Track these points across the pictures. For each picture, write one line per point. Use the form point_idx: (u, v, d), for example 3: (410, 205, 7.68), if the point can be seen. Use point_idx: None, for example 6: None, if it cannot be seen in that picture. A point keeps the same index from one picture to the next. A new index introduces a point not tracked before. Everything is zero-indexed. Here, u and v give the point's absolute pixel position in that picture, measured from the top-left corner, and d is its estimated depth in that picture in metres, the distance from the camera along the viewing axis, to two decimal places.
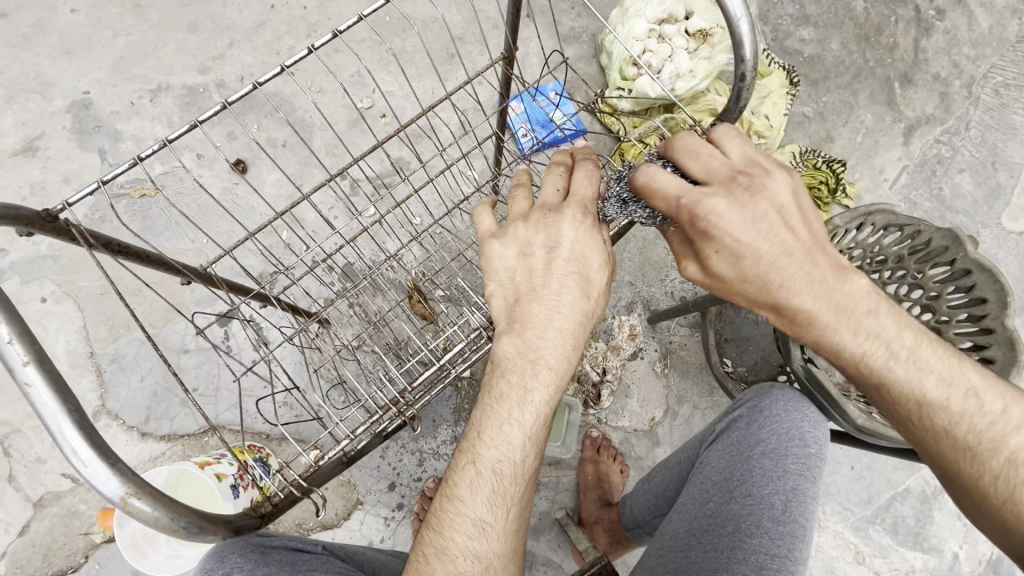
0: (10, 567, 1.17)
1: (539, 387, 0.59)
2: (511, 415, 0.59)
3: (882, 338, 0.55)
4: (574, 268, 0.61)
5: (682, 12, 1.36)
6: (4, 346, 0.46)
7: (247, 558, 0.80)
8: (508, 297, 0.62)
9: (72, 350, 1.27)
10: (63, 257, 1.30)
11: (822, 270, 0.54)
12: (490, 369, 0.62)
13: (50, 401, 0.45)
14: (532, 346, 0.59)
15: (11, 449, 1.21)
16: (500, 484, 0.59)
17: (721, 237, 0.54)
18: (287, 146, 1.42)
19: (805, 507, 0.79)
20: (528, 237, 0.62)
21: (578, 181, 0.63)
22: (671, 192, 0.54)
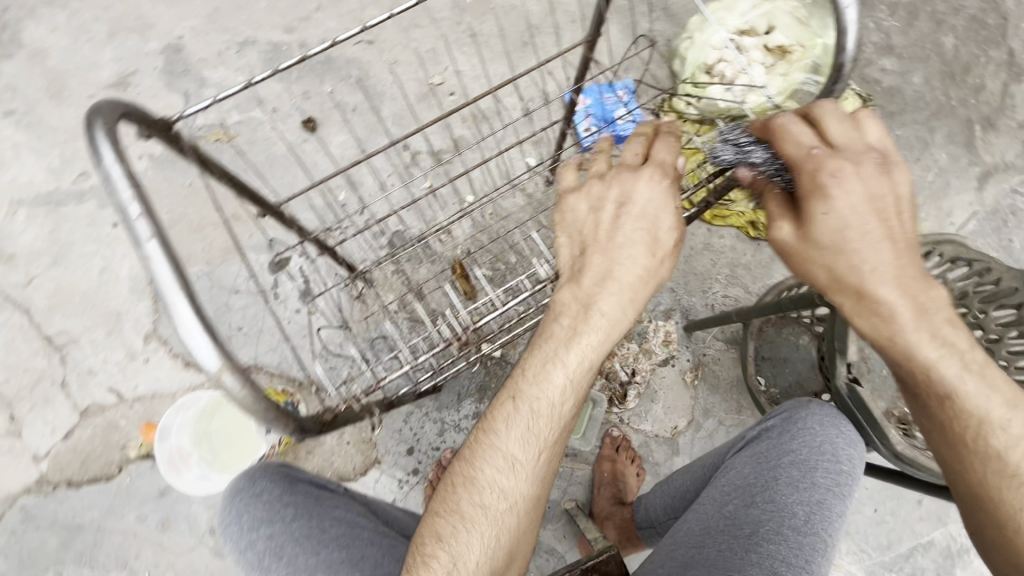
0: (52, 466, 1.25)
1: (595, 336, 0.61)
2: (564, 361, 0.61)
3: (953, 348, 0.59)
4: (644, 225, 0.62)
5: (764, 27, 1.34)
6: (135, 218, 0.52)
7: (275, 484, 0.87)
8: (582, 247, 0.64)
9: (134, 275, 1.34)
10: (139, 186, 1.38)
11: (913, 267, 0.59)
12: (550, 310, 0.64)
13: (166, 271, 0.51)
14: (589, 293, 0.61)
15: (68, 358, 1.30)
16: (538, 424, 0.60)
17: (840, 197, 0.59)
18: (357, 111, 1.46)
19: (827, 521, 0.79)
20: (602, 193, 0.65)
21: (659, 148, 0.66)
22: (800, 147, 0.62)
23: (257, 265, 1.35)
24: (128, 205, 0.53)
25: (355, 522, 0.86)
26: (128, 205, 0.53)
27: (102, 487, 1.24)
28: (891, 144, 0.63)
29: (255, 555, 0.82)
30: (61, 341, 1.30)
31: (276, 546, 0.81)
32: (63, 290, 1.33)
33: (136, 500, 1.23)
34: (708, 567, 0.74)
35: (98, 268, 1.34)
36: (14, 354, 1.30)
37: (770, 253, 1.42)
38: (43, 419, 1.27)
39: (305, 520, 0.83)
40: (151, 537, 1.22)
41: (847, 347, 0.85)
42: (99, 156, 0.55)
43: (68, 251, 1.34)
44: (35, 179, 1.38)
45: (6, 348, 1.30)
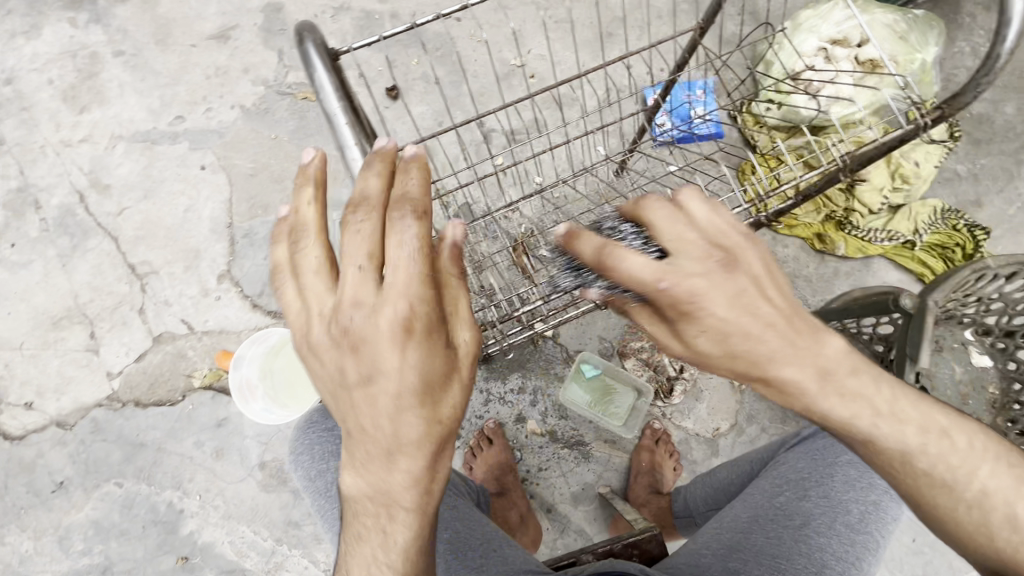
0: (123, 385, 1.33)
1: (404, 472, 0.51)
2: (388, 498, 0.52)
3: (865, 399, 0.52)
4: (358, 363, 0.49)
5: (858, 38, 1.31)
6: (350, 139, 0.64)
7: (347, 424, 0.93)
8: (358, 401, 0.50)
9: (215, 217, 1.41)
10: (228, 134, 1.45)
11: (801, 337, 0.51)
12: (347, 452, 0.53)
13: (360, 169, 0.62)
14: (370, 430, 0.50)
15: (148, 287, 1.38)
16: (392, 556, 0.54)
17: (704, 321, 0.51)
18: (439, 84, 1.51)
19: (881, 521, 0.82)
20: (321, 299, 0.51)
21: (394, 248, 0.49)
22: (643, 277, 0.50)
23: (329, 221, 1.40)
24: (335, 114, 0.65)
25: None
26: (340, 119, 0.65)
27: (166, 410, 1.31)
28: (686, 234, 0.52)
29: (323, 483, 0.87)
30: (143, 271, 1.39)
31: (342, 481, 0.86)
32: (150, 224, 1.41)
33: (195, 427, 1.30)
34: (756, 553, 0.77)
35: (184, 206, 1.42)
36: (100, 277, 1.38)
37: (833, 268, 1.41)
38: (120, 340, 1.35)
39: None
40: (205, 463, 1.29)
41: (920, 353, 0.88)
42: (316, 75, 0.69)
43: (158, 188, 1.43)
44: (135, 117, 1.46)
45: (93, 271, 1.39)
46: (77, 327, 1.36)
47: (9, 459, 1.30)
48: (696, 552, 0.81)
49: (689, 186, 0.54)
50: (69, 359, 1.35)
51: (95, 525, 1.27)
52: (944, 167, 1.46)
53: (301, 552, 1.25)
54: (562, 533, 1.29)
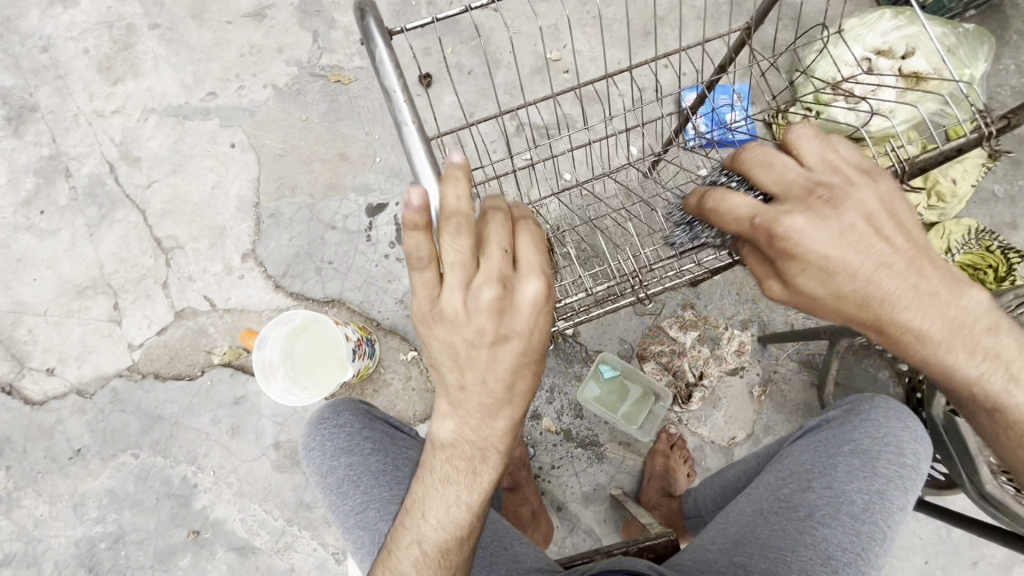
0: (144, 357, 1.34)
1: (507, 420, 0.59)
2: (485, 444, 0.60)
3: (994, 354, 0.53)
4: (524, 360, 0.56)
5: (904, 50, 1.29)
6: (413, 135, 0.53)
7: (355, 417, 0.94)
8: (483, 364, 0.55)
9: (242, 196, 1.41)
10: (260, 113, 1.45)
11: (928, 276, 0.52)
12: (451, 404, 0.59)
13: (429, 177, 0.52)
14: (480, 437, 0.60)
15: (173, 262, 1.38)
16: (473, 496, 0.63)
17: (807, 258, 0.52)
18: (472, 74, 1.49)
19: (887, 512, 0.77)
20: (477, 326, 0.53)
21: (523, 246, 0.54)
22: (743, 214, 0.54)
23: (355, 206, 1.39)
24: (394, 91, 0.55)
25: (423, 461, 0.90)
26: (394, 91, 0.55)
27: (184, 384, 1.32)
28: (825, 160, 0.54)
29: (334, 480, 0.88)
30: (169, 245, 1.39)
31: (353, 476, 0.88)
32: (177, 199, 1.41)
33: (212, 403, 1.31)
34: (761, 546, 0.75)
35: (211, 183, 1.42)
36: (125, 249, 1.39)
37: None
38: (142, 312, 1.36)
39: (387, 450, 0.90)
40: (221, 440, 1.29)
41: None
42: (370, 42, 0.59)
43: (187, 163, 1.43)
44: (168, 92, 1.46)
45: (119, 243, 1.39)
46: (101, 297, 1.37)
47: (28, 424, 1.32)
48: (702, 547, 0.80)
49: (798, 124, 0.56)
50: (91, 328, 1.36)
51: (110, 494, 1.29)
52: (980, 186, 1.43)
53: (311, 534, 1.26)
54: (570, 532, 1.29)
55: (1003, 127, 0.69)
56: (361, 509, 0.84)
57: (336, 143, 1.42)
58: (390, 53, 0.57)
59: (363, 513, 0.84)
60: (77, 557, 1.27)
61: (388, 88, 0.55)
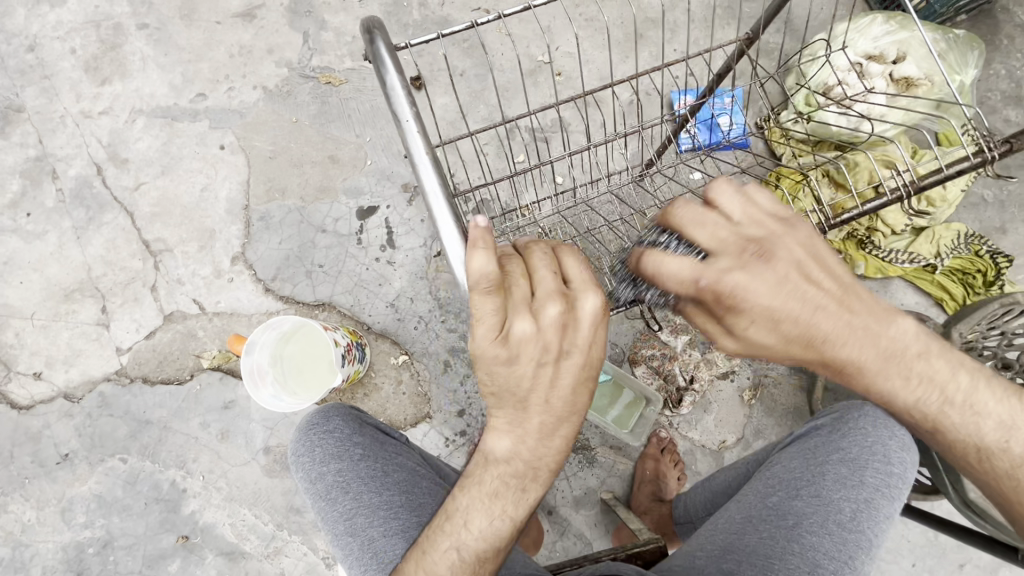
0: (132, 361, 1.33)
1: (563, 437, 0.59)
2: (538, 461, 0.59)
3: (931, 381, 0.57)
4: (575, 374, 0.56)
5: (895, 55, 1.29)
6: (426, 168, 0.50)
7: (344, 422, 0.92)
8: (543, 378, 0.55)
9: (232, 198, 1.40)
10: (250, 115, 1.43)
11: (858, 314, 0.55)
12: (507, 420, 0.58)
13: (447, 217, 0.49)
14: (533, 452, 0.59)
15: (161, 265, 1.37)
16: (518, 509, 0.63)
17: (751, 309, 0.53)
18: (464, 76, 1.48)
19: (874, 521, 0.77)
20: (525, 348, 0.52)
21: (571, 262, 0.55)
22: (685, 277, 0.52)
23: (346, 209, 1.39)
24: (404, 117, 0.51)
25: (415, 470, 0.90)
26: (405, 115, 0.52)
27: (173, 388, 1.31)
28: (746, 213, 0.55)
29: (322, 486, 0.86)
30: (157, 248, 1.38)
31: (342, 482, 0.85)
32: (166, 201, 1.40)
33: (202, 408, 1.30)
34: (749, 554, 0.75)
35: (201, 185, 1.41)
36: (113, 252, 1.38)
37: None
38: (131, 316, 1.35)
39: (375, 459, 0.88)
40: (210, 444, 1.29)
41: None
42: (379, 61, 0.55)
43: (176, 165, 1.42)
44: (156, 92, 1.45)
45: (108, 246, 1.38)
46: (88, 301, 1.36)
47: (15, 428, 1.31)
48: (691, 554, 0.79)
49: (716, 179, 0.56)
50: (79, 331, 1.35)
51: (98, 499, 1.28)
52: (970, 191, 1.43)
53: (301, 538, 1.26)
54: (561, 536, 1.29)
55: (1005, 152, 0.69)
56: (350, 516, 0.82)
57: (327, 145, 1.41)
58: (399, 72, 0.54)
59: (353, 520, 0.82)
60: (65, 562, 1.26)
61: (398, 113, 0.52)
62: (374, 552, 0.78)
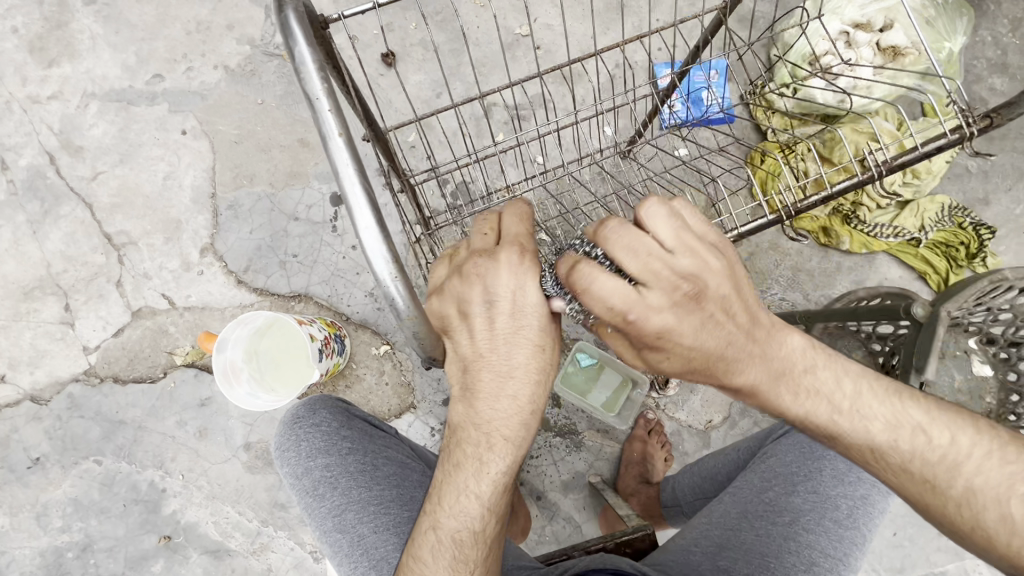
0: (101, 360, 1.28)
1: (512, 398, 0.54)
2: (489, 426, 0.55)
3: (823, 395, 0.57)
4: (513, 327, 0.53)
5: (882, 23, 1.24)
6: (342, 154, 0.45)
7: (332, 419, 0.87)
8: (473, 331, 0.53)
9: (197, 186, 1.33)
10: (211, 96, 1.35)
11: (755, 345, 0.55)
12: (459, 384, 0.55)
13: (364, 207, 0.44)
14: (485, 417, 0.55)
15: (126, 258, 1.31)
16: (484, 485, 0.58)
17: (673, 349, 0.53)
18: (439, 51, 1.41)
19: (869, 516, 0.81)
20: (463, 295, 0.53)
21: (507, 220, 0.54)
22: (614, 303, 0.50)
23: (319, 195, 1.32)
24: (318, 98, 0.46)
25: (405, 463, 0.86)
26: (318, 97, 0.46)
27: (146, 387, 1.26)
28: (684, 235, 0.51)
29: (309, 482, 0.83)
30: (120, 241, 1.31)
31: (331, 477, 0.82)
32: (127, 191, 1.33)
33: (178, 406, 1.26)
34: (746, 551, 0.77)
35: (163, 173, 1.33)
36: (74, 246, 1.31)
37: (836, 263, 1.39)
38: (96, 313, 1.29)
39: (361, 455, 0.84)
40: (188, 443, 1.25)
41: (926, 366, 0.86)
42: (289, 38, 0.49)
43: (135, 152, 1.34)
44: (109, 74, 1.36)
45: (67, 240, 1.31)
46: (50, 298, 1.30)
47: None
48: (687, 549, 0.80)
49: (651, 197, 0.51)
50: (42, 331, 1.29)
51: (74, 502, 1.24)
52: (954, 162, 1.42)
53: (287, 533, 1.24)
54: (550, 521, 1.30)
55: (986, 127, 0.68)
56: (339, 513, 0.80)
57: (296, 128, 1.34)
58: (313, 51, 0.48)
59: (344, 520, 0.79)
60: (44, 567, 1.23)
61: (310, 95, 0.47)
62: (364, 550, 0.77)
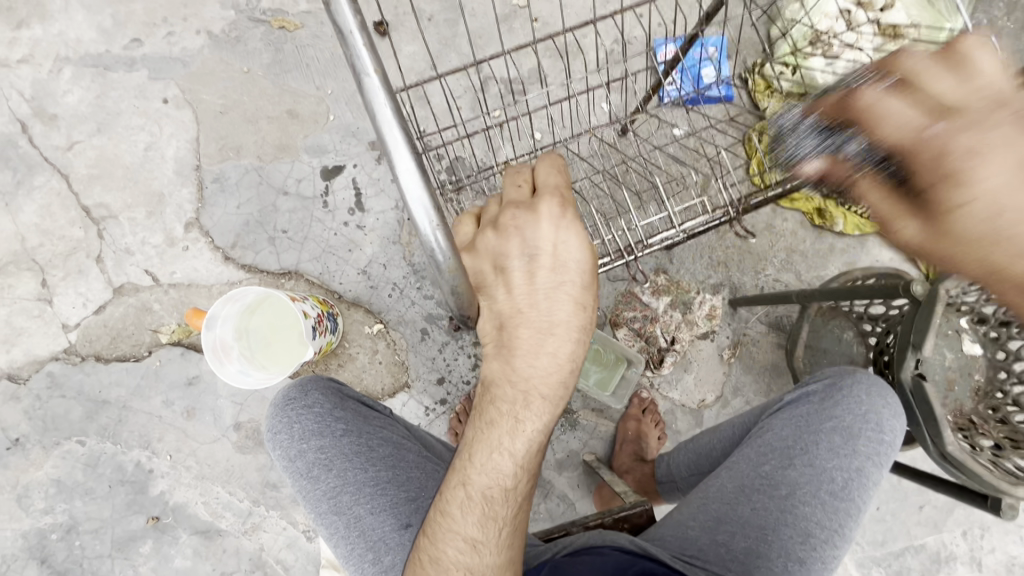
0: (81, 338, 1.23)
1: (552, 354, 0.53)
2: (527, 383, 0.54)
3: None
4: (558, 279, 0.52)
5: (883, 1, 1.22)
6: (378, 95, 0.42)
7: (326, 398, 0.85)
8: (511, 284, 0.52)
9: (181, 158, 1.28)
10: (194, 64, 1.29)
11: None
12: (494, 341, 0.54)
13: (403, 147, 0.42)
14: (522, 374, 0.54)
15: (106, 233, 1.26)
16: (518, 445, 0.56)
17: (975, 186, 0.50)
18: (433, 21, 1.36)
19: (863, 488, 0.81)
20: (500, 247, 0.52)
21: (542, 171, 0.54)
22: (910, 122, 0.53)
23: (309, 168, 1.28)
24: (350, 33, 0.43)
25: (400, 443, 0.85)
26: (351, 31, 0.43)
27: (130, 366, 1.23)
28: None
29: (302, 466, 0.81)
30: (99, 215, 1.26)
31: (324, 459, 0.80)
32: (105, 161, 1.27)
33: (163, 385, 1.22)
34: (743, 525, 0.78)
35: (144, 143, 1.27)
36: (49, 220, 1.25)
37: (828, 245, 1.37)
38: (75, 289, 1.24)
39: (356, 436, 0.83)
40: (175, 423, 1.22)
41: (924, 343, 0.82)
42: None
43: (114, 121, 1.28)
44: (84, 37, 1.28)
45: (42, 212, 1.26)
46: (26, 274, 1.24)
47: None
48: (683, 524, 0.82)
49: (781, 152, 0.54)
50: (18, 308, 1.24)
51: (57, 484, 1.21)
52: None
53: (279, 513, 1.22)
54: (545, 498, 1.30)
55: None
56: (334, 494, 0.78)
57: (284, 98, 1.29)
58: None
59: (338, 498, 0.78)
60: (27, 549, 1.20)
61: (342, 31, 0.43)
62: (362, 531, 0.76)
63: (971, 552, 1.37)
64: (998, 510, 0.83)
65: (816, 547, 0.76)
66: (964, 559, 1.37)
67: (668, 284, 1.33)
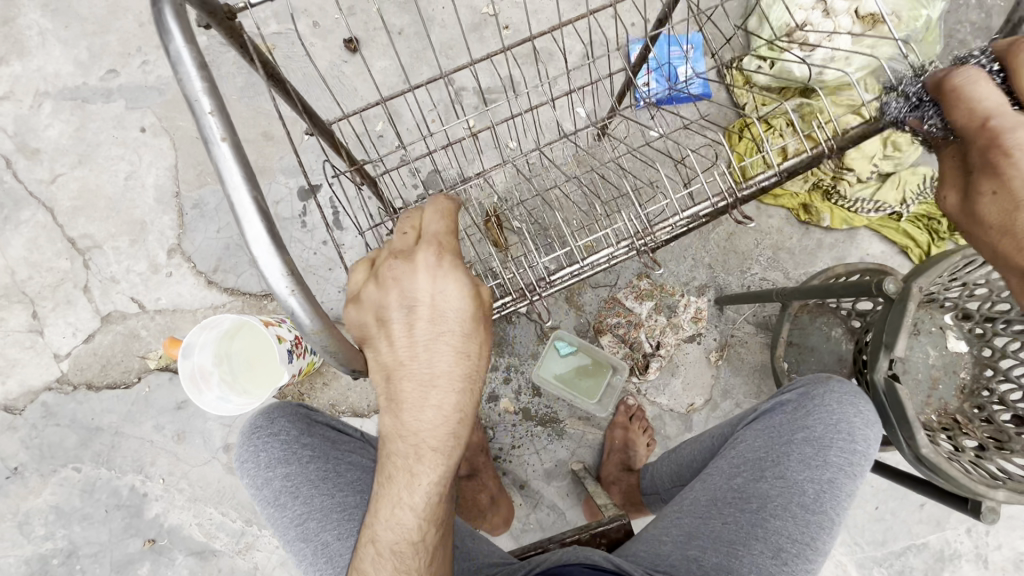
0: (73, 367, 1.26)
1: (437, 407, 0.51)
2: (415, 437, 0.52)
3: None
4: (437, 330, 0.51)
5: None
6: (226, 160, 0.43)
7: (293, 424, 0.86)
8: (392, 337, 0.51)
9: (161, 185, 1.29)
10: (168, 92, 1.30)
11: None
12: (384, 394, 0.53)
13: (252, 215, 0.43)
14: (410, 428, 0.52)
15: (91, 262, 1.28)
16: (417, 497, 0.56)
17: (1013, 178, 0.53)
18: (404, 35, 1.36)
19: (836, 500, 0.79)
20: (380, 302, 0.51)
21: (427, 218, 0.53)
22: (971, 111, 0.55)
23: (286, 189, 1.29)
24: (197, 99, 0.44)
25: (369, 467, 0.86)
26: (197, 94, 0.44)
27: (120, 393, 1.25)
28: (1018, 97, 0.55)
29: (269, 493, 0.82)
30: (85, 245, 1.28)
31: (291, 486, 0.81)
32: (87, 193, 1.29)
33: (153, 410, 1.25)
34: (714, 540, 0.77)
35: (124, 173, 1.29)
36: (37, 252, 1.28)
37: (816, 240, 1.34)
38: (65, 319, 1.27)
39: (323, 461, 0.83)
40: (167, 446, 1.24)
41: (896, 342, 0.79)
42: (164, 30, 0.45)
43: (94, 152, 1.30)
44: (62, 71, 1.30)
45: (29, 246, 1.28)
46: (16, 307, 1.27)
47: None
48: (656, 539, 0.81)
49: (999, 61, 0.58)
50: (11, 340, 1.27)
51: (56, 510, 1.24)
52: None
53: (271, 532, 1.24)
54: (535, 508, 1.30)
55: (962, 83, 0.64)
56: (302, 521, 0.79)
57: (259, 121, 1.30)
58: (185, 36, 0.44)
59: (305, 525, 0.79)
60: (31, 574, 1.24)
61: (190, 97, 0.44)
62: (329, 557, 0.76)
63: (976, 548, 1.34)
64: (977, 513, 0.80)
65: (786, 562, 0.74)
66: (969, 556, 1.33)
67: (652, 288, 1.31)
